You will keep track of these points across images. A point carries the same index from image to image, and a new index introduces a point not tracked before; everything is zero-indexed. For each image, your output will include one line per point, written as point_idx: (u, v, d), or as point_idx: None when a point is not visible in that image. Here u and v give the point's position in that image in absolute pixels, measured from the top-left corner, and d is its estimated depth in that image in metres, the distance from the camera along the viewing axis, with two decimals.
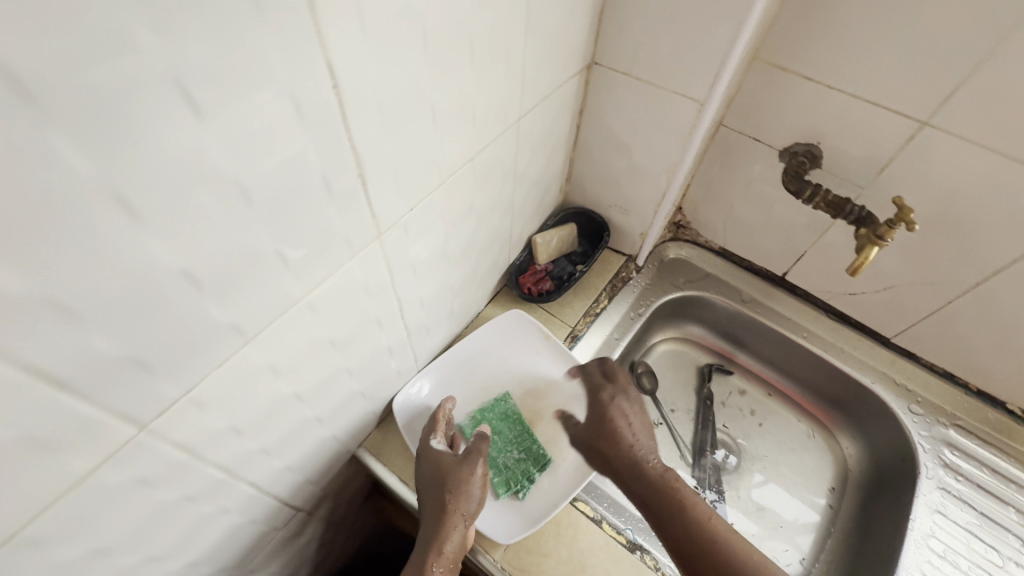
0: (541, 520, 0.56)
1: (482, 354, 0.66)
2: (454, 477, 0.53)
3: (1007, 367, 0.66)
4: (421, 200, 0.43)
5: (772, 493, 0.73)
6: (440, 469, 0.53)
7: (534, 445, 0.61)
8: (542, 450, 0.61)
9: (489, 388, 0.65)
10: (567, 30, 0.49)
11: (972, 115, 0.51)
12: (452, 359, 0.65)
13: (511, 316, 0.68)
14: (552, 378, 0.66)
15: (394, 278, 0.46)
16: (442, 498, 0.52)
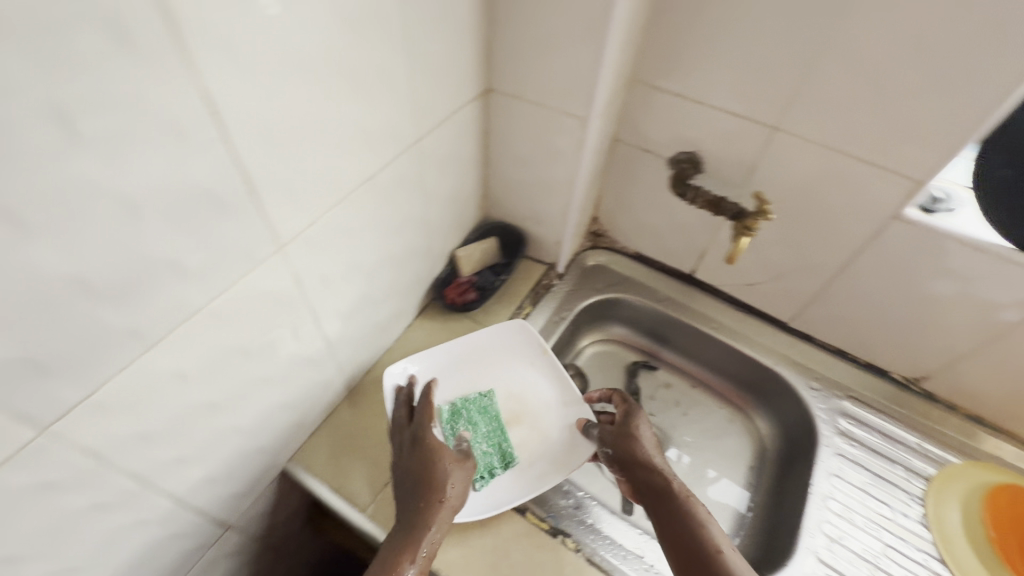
0: (502, 507, 0.60)
1: (462, 358, 0.72)
2: (441, 464, 0.55)
3: (883, 338, 0.74)
4: (323, 215, 0.47)
5: (727, 489, 0.77)
6: (428, 455, 0.56)
7: (503, 443, 0.65)
8: (510, 450, 0.65)
9: (475, 386, 0.70)
10: (454, 61, 0.55)
11: (808, 119, 0.60)
12: (439, 361, 0.71)
13: (513, 325, 0.73)
14: (539, 391, 0.71)
15: (305, 290, 0.50)
16: (430, 483, 0.54)
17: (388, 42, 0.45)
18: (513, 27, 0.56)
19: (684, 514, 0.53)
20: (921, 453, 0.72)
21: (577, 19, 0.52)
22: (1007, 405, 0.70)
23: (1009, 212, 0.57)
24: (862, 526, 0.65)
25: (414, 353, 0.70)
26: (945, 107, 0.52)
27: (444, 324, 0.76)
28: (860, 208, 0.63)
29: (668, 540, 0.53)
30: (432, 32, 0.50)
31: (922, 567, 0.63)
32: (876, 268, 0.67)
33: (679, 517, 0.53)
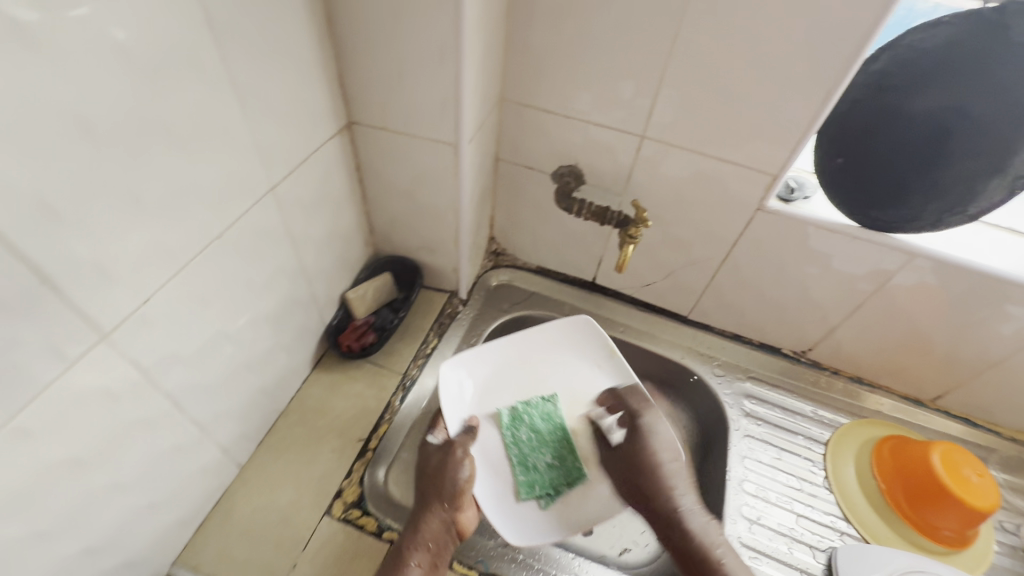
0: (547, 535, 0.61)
1: (541, 365, 0.72)
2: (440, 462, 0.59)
3: (770, 319, 0.79)
4: (159, 289, 0.41)
5: None
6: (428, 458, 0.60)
7: (569, 458, 0.65)
8: (578, 465, 0.65)
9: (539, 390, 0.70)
10: (303, 98, 0.51)
11: (669, 125, 0.62)
12: (497, 365, 0.71)
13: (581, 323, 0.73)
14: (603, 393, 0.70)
15: (152, 375, 0.43)
16: (428, 481, 0.58)
17: (210, 88, 0.40)
18: (363, 58, 0.53)
19: (692, 523, 0.57)
20: (817, 419, 0.77)
21: (427, 46, 0.50)
22: (877, 363, 0.78)
23: (849, 195, 0.62)
24: (776, 502, 0.69)
25: (465, 363, 0.70)
26: (781, 107, 0.56)
27: (344, 372, 0.70)
28: (729, 203, 0.67)
29: (675, 548, 0.56)
30: (267, 71, 0.45)
31: (830, 529, 0.67)
32: (752, 256, 0.72)
33: (687, 527, 0.57)
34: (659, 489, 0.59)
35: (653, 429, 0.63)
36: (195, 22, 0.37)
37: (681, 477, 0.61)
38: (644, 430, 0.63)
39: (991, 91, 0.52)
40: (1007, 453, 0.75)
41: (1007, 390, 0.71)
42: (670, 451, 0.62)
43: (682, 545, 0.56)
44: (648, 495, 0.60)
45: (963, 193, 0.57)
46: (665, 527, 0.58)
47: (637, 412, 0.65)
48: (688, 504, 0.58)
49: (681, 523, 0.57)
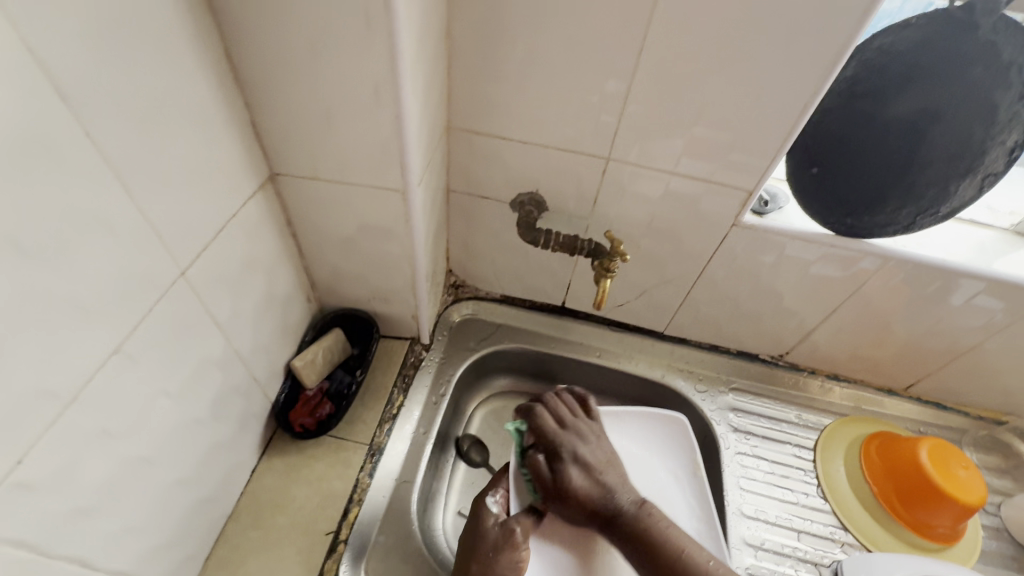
0: None
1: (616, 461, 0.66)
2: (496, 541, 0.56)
3: (747, 328, 0.77)
4: (36, 442, 0.31)
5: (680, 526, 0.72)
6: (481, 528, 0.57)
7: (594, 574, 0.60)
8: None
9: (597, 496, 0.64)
10: (210, 158, 0.41)
11: (637, 146, 0.57)
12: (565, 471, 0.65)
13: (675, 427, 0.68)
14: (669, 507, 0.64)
15: (43, 548, 0.33)
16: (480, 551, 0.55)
17: (78, 174, 0.30)
18: (281, 102, 0.44)
19: (639, 518, 0.55)
20: (802, 425, 0.76)
21: (359, 85, 0.42)
22: (852, 361, 0.77)
23: (823, 205, 0.59)
24: (776, 521, 0.67)
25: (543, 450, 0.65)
26: (756, 122, 0.52)
27: (300, 454, 0.61)
28: (703, 220, 0.63)
29: (635, 551, 0.55)
30: (158, 137, 0.36)
31: (831, 541, 0.66)
32: (728, 270, 0.68)
33: (636, 527, 0.55)
34: (601, 496, 0.57)
35: (572, 445, 0.61)
36: (41, 94, 0.27)
37: (618, 480, 0.59)
38: (563, 443, 0.61)
39: (961, 93, 0.50)
40: (978, 432, 0.77)
41: (975, 375, 0.72)
42: (597, 460, 0.60)
43: (637, 544, 0.54)
44: (593, 508, 0.57)
45: (935, 196, 0.56)
46: (618, 535, 0.56)
47: (560, 429, 0.62)
48: (631, 505, 0.56)
49: (632, 525, 0.55)
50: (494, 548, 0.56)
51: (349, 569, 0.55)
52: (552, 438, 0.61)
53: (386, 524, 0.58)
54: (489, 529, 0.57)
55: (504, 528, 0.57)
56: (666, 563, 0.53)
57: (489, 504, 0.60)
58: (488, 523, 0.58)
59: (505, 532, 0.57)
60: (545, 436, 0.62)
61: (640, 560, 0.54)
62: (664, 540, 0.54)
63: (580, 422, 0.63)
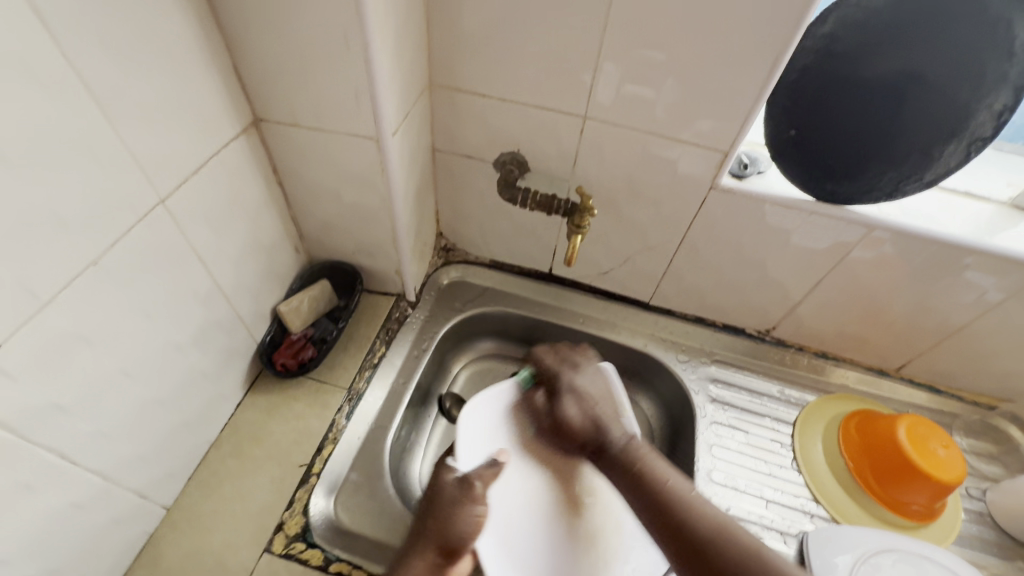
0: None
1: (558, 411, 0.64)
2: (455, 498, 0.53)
3: (732, 300, 0.77)
4: (15, 333, 0.35)
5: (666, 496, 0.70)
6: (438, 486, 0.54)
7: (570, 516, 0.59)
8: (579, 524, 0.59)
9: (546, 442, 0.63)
10: (191, 96, 0.44)
11: (612, 105, 0.58)
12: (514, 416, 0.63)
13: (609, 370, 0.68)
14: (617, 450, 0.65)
15: (23, 432, 0.37)
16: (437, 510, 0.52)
17: (58, 95, 0.34)
18: (260, 47, 0.47)
19: (631, 451, 0.57)
20: (784, 399, 0.75)
21: (329, 30, 0.44)
22: (840, 338, 0.76)
23: (803, 170, 0.59)
24: (746, 489, 0.67)
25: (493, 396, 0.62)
26: (728, 79, 0.52)
27: (283, 393, 0.65)
28: (681, 183, 0.63)
29: (622, 479, 0.56)
30: (137, 70, 0.39)
31: (800, 512, 0.66)
32: (709, 237, 0.68)
33: (626, 456, 0.57)
34: (592, 429, 0.60)
35: (571, 378, 0.63)
36: (22, 17, 0.30)
37: (609, 415, 0.61)
38: (563, 375, 0.64)
39: (943, 52, 0.48)
40: (970, 417, 0.74)
41: (967, 356, 0.70)
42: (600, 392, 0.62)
43: (627, 474, 0.56)
44: (586, 439, 0.60)
45: (918, 161, 0.55)
46: (609, 464, 0.58)
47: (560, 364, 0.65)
48: (622, 436, 0.58)
49: (622, 454, 0.57)
50: (452, 504, 0.53)
51: (318, 500, 0.58)
52: (553, 374, 0.64)
53: (357, 462, 0.61)
54: (446, 487, 0.54)
55: (463, 484, 0.54)
56: (651, 490, 0.53)
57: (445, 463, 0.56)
58: (445, 481, 0.55)
59: (463, 489, 0.54)
60: (547, 372, 0.64)
61: (629, 489, 0.55)
62: (652, 470, 0.55)
63: (582, 360, 0.65)
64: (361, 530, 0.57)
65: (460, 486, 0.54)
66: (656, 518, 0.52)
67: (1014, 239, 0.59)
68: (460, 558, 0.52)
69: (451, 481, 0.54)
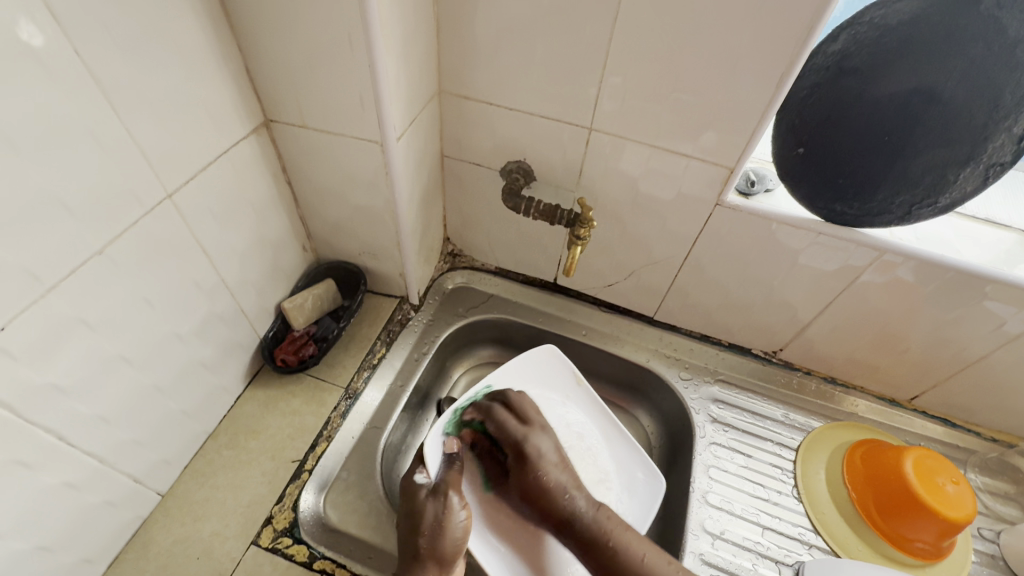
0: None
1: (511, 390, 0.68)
2: (431, 511, 0.53)
3: (738, 319, 0.75)
4: (19, 315, 0.36)
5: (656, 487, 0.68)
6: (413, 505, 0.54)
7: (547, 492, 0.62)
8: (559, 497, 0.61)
9: None
10: (202, 96, 0.46)
11: (617, 117, 0.58)
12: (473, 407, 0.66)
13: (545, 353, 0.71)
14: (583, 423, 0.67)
15: (21, 410, 0.39)
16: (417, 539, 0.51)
17: (69, 89, 0.35)
18: (271, 51, 0.48)
19: (600, 524, 0.54)
20: (788, 424, 0.73)
21: (334, 36, 0.45)
22: (850, 363, 0.74)
23: (811, 188, 0.58)
24: (741, 514, 0.65)
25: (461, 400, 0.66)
26: (733, 94, 0.51)
27: (282, 389, 0.66)
28: (685, 198, 0.62)
29: (586, 555, 0.53)
30: (149, 68, 0.40)
31: (798, 542, 0.63)
32: (714, 254, 0.67)
33: (595, 533, 0.53)
34: (559, 501, 0.55)
35: (538, 443, 0.59)
36: (35, 13, 0.32)
37: (576, 485, 0.56)
38: (532, 443, 0.59)
39: (960, 71, 0.47)
40: (987, 455, 0.71)
41: (984, 389, 0.67)
42: (560, 460, 0.58)
43: (598, 552, 0.52)
44: (554, 512, 0.55)
45: (932, 184, 0.53)
46: (575, 538, 0.54)
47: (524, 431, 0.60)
48: (588, 507, 0.55)
49: (590, 530, 0.53)
50: (435, 519, 0.53)
51: (308, 496, 0.58)
52: (518, 440, 0.59)
53: (348, 461, 0.62)
54: (422, 509, 0.54)
55: (436, 495, 0.55)
56: (625, 566, 0.51)
57: (417, 482, 0.57)
58: (419, 498, 0.55)
59: (438, 499, 0.54)
60: (511, 439, 0.59)
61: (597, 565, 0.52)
62: (623, 545, 0.52)
63: (539, 424, 0.61)
64: (347, 530, 0.57)
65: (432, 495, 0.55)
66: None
67: None
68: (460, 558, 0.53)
69: (422, 495, 0.55)
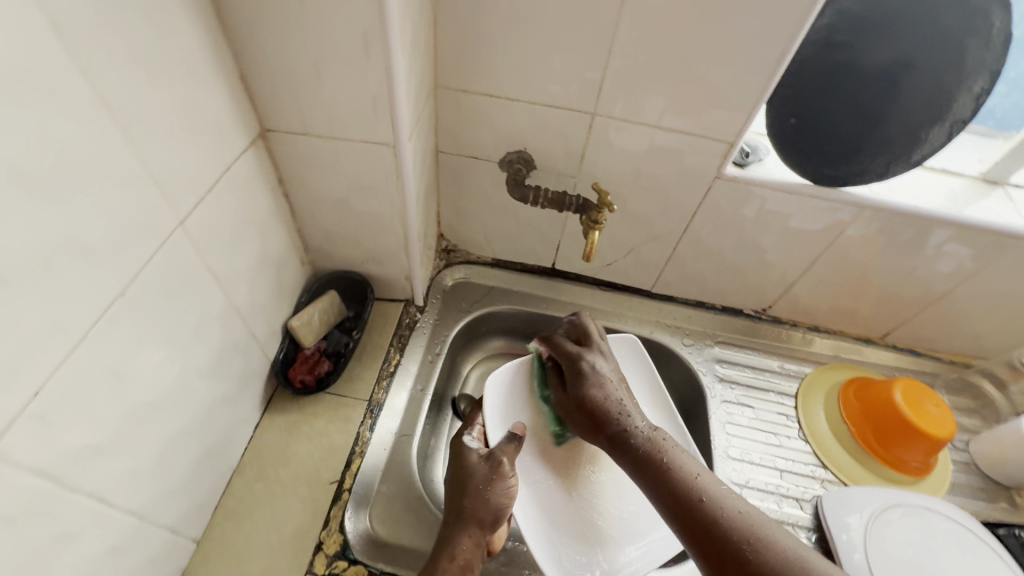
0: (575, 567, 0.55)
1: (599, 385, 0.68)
2: (475, 480, 0.56)
3: (732, 283, 0.80)
4: (52, 377, 0.33)
5: (713, 421, 0.74)
6: (466, 469, 0.57)
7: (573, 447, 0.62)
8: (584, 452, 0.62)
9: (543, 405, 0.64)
10: (202, 108, 0.42)
11: (620, 102, 0.58)
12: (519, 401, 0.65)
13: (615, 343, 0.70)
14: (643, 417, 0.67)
15: (63, 480, 0.35)
16: (459, 500, 0.55)
17: (79, 117, 0.31)
18: (270, 54, 0.45)
19: (653, 442, 0.51)
20: (785, 373, 0.79)
21: (347, 39, 0.43)
22: (832, 312, 0.80)
23: (802, 155, 0.62)
24: (760, 462, 0.71)
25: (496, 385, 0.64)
26: (735, 75, 0.54)
27: (302, 411, 0.63)
28: (687, 174, 0.64)
29: (640, 474, 0.50)
30: (149, 83, 0.36)
31: (812, 478, 0.70)
32: (712, 225, 0.71)
33: (647, 448, 0.51)
34: (614, 416, 0.54)
35: (595, 362, 0.59)
36: (40, 33, 0.28)
37: (635, 407, 0.56)
38: (588, 361, 0.59)
39: (930, 40, 0.52)
40: (949, 376, 0.81)
41: (946, 320, 0.76)
42: (620, 379, 0.58)
43: (652, 469, 0.49)
44: (608, 427, 0.54)
45: (907, 144, 0.58)
46: (627, 455, 0.52)
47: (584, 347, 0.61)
48: (641, 422, 0.53)
49: (644, 446, 0.51)
50: (484, 479, 0.56)
51: (354, 514, 0.57)
52: (575, 359, 0.59)
53: (387, 472, 0.60)
54: (477, 465, 0.57)
55: (491, 461, 0.57)
56: (677, 487, 0.47)
57: (469, 446, 0.60)
58: (473, 459, 0.58)
59: (492, 465, 0.57)
60: (568, 357, 0.60)
61: (654, 486, 0.49)
62: (677, 466, 0.49)
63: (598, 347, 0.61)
64: (401, 541, 0.56)
65: (494, 521, 0.54)
66: (681, 515, 0.46)
67: (987, 210, 0.64)
68: (502, 523, 0.55)
69: (476, 458, 0.58)
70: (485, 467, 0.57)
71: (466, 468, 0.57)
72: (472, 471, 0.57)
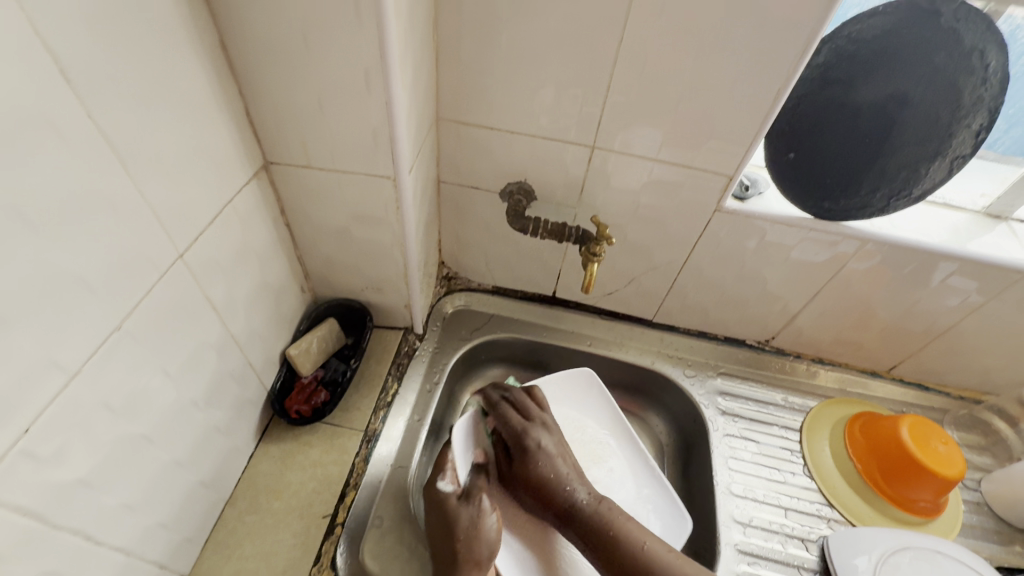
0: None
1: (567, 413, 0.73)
2: (461, 525, 0.55)
3: (733, 314, 0.79)
4: (42, 412, 0.32)
5: (715, 456, 0.72)
6: (446, 511, 0.56)
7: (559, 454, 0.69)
8: None
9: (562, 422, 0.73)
10: (206, 143, 0.43)
11: (619, 135, 0.59)
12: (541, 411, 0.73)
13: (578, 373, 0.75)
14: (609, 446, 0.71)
15: (48, 516, 0.34)
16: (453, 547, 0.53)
17: (82, 155, 0.32)
18: (275, 89, 0.46)
19: (603, 515, 0.55)
20: (789, 407, 0.78)
21: (349, 77, 0.44)
22: (836, 344, 0.79)
23: (801, 188, 0.62)
24: (764, 500, 0.69)
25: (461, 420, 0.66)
26: (732, 111, 0.54)
27: (297, 440, 0.63)
28: (687, 207, 0.65)
29: (591, 545, 0.55)
30: (154, 120, 0.37)
31: (817, 517, 0.68)
32: (713, 256, 0.70)
33: (599, 522, 0.55)
34: (561, 490, 0.57)
35: (539, 437, 0.62)
36: (47, 76, 0.29)
37: (577, 476, 0.60)
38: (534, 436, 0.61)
39: (927, 76, 0.53)
40: (959, 412, 0.79)
41: (953, 355, 0.75)
42: (560, 450, 0.61)
43: (600, 542, 0.54)
44: (557, 501, 0.57)
45: (907, 178, 0.58)
46: (579, 532, 0.55)
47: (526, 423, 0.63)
48: (585, 495, 0.57)
49: (594, 520, 0.55)
50: (471, 522, 0.56)
51: (345, 550, 0.55)
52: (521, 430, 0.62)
53: (381, 506, 0.59)
54: (458, 510, 0.56)
55: (471, 502, 0.57)
56: (627, 558, 0.52)
57: (443, 487, 0.58)
58: (454, 504, 0.57)
59: (473, 505, 0.57)
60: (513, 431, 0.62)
61: (600, 558, 0.53)
62: (625, 537, 0.54)
63: (542, 418, 0.64)
64: None
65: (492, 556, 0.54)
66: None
67: (993, 246, 0.64)
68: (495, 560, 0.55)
69: (454, 500, 0.57)
70: (468, 516, 0.56)
71: (448, 515, 0.56)
72: (455, 517, 0.56)
